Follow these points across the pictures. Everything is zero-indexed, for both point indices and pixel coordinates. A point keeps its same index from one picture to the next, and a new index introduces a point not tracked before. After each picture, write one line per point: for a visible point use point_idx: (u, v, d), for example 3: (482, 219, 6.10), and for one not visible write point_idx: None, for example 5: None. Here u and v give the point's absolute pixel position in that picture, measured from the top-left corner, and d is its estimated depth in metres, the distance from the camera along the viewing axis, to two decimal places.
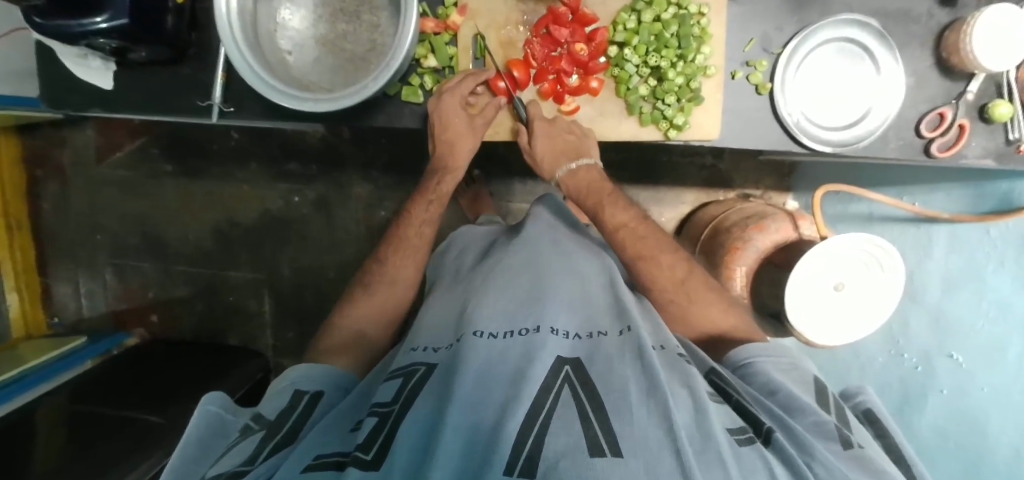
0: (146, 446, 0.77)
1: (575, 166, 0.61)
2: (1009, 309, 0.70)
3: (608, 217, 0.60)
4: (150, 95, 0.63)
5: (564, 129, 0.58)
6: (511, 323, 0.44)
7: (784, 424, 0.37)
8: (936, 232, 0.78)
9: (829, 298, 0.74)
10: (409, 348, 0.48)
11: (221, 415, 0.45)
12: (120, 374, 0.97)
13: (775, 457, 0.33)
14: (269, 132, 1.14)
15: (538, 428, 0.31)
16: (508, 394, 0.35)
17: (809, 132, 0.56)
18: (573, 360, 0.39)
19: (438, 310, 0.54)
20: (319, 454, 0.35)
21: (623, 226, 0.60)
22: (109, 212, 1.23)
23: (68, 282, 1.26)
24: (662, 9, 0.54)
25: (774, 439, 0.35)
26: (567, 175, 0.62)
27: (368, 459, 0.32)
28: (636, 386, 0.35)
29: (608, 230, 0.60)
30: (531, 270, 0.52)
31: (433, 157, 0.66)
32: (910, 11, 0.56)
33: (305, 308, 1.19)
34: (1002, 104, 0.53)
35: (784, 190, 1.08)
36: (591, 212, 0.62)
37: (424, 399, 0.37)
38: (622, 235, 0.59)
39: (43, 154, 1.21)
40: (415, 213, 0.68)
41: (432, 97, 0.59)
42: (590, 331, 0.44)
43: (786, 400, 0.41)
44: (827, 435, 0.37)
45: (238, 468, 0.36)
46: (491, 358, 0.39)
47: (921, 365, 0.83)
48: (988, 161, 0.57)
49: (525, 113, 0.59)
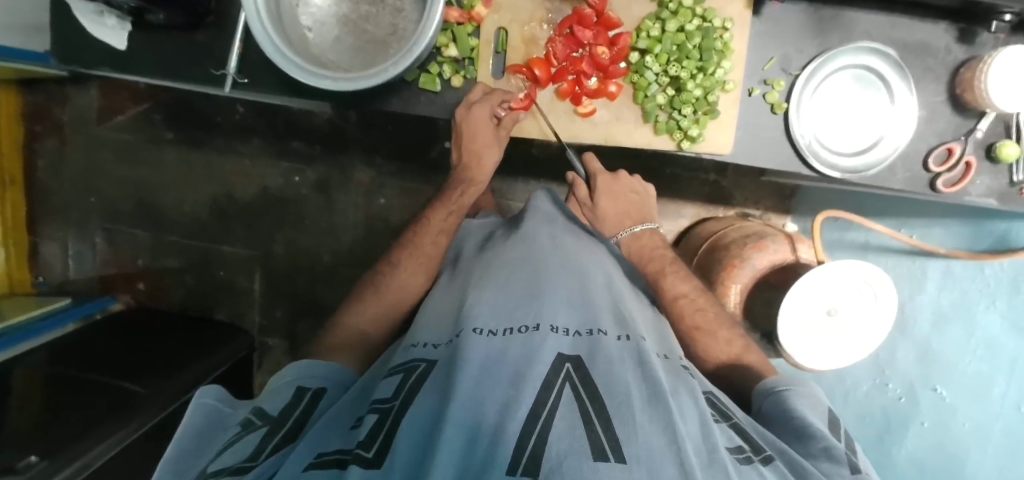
0: (121, 414, 0.75)
1: (637, 230, 0.68)
2: (995, 349, 0.75)
3: (669, 287, 0.62)
4: (163, 59, 0.63)
5: (629, 189, 0.70)
6: (510, 322, 0.43)
7: (781, 450, 0.38)
8: (930, 267, 0.80)
9: (821, 322, 0.75)
10: (410, 344, 0.47)
11: (218, 408, 0.46)
12: (102, 342, 0.95)
13: (771, 474, 0.34)
14: (275, 109, 1.13)
15: (539, 431, 0.31)
16: (508, 394, 0.34)
17: (820, 155, 0.57)
18: (574, 358, 0.38)
19: (440, 306, 0.53)
20: (320, 452, 0.35)
21: (682, 297, 0.61)
22: (106, 175, 1.21)
23: (58, 242, 1.23)
24: (687, 20, 0.54)
25: (773, 463, 0.35)
26: (630, 238, 0.68)
27: (369, 457, 0.32)
28: (638, 394, 0.35)
29: (666, 300, 0.61)
30: (530, 266, 0.52)
31: (456, 168, 0.68)
32: (929, 44, 0.57)
33: (296, 289, 1.19)
34: (1009, 145, 0.55)
35: (783, 213, 1.10)
36: (652, 278, 0.63)
37: (425, 396, 0.37)
38: (680, 306, 0.60)
39: (41, 110, 1.19)
40: (436, 216, 0.68)
41: (458, 110, 0.58)
42: (590, 327, 0.43)
43: (798, 426, 0.42)
44: (837, 462, 0.38)
45: (241, 464, 0.37)
46: (490, 355, 0.38)
47: (905, 397, 0.84)
48: (990, 200, 0.58)
49: (586, 168, 0.70)
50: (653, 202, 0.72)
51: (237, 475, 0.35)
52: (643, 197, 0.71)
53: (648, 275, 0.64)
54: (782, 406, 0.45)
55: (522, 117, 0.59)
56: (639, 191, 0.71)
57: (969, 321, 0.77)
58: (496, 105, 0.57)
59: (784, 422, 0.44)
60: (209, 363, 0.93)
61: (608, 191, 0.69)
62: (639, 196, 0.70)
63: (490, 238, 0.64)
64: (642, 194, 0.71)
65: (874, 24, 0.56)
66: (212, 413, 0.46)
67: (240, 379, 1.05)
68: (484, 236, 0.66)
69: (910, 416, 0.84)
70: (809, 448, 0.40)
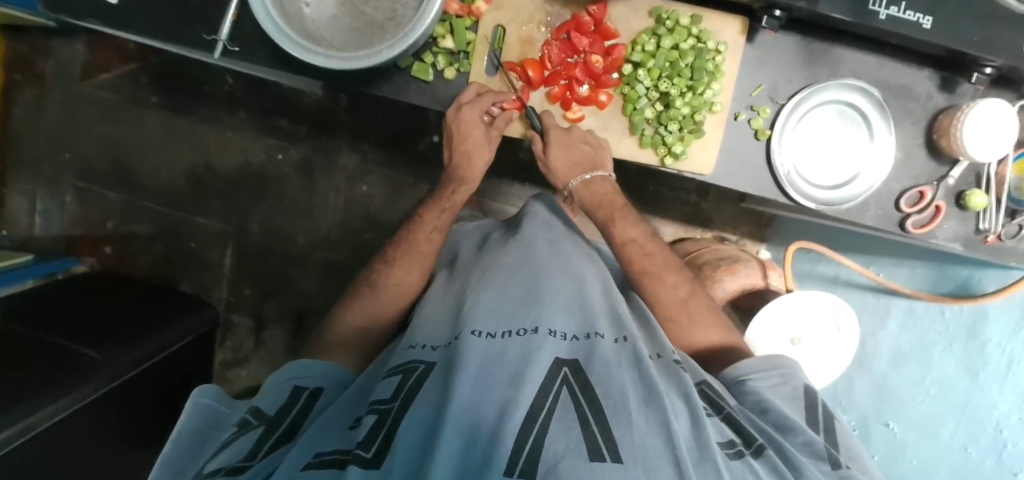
0: (78, 375, 0.73)
1: (589, 177, 0.61)
2: (944, 392, 0.75)
3: (618, 231, 0.61)
4: (154, 17, 0.61)
5: (580, 140, 0.58)
6: (508, 324, 0.43)
7: (773, 440, 0.39)
8: (893, 306, 0.84)
9: (784, 348, 0.78)
10: (409, 345, 0.47)
11: (214, 408, 0.46)
12: (63, 302, 0.92)
13: (762, 467, 0.35)
14: (267, 84, 1.11)
15: (537, 431, 0.30)
16: (507, 394, 0.33)
17: (798, 185, 0.58)
18: (571, 363, 0.38)
19: (438, 307, 0.53)
20: (318, 452, 0.34)
21: (631, 242, 0.61)
22: (84, 132, 1.17)
23: (26, 196, 1.19)
24: (681, 39, 0.55)
25: (765, 454, 0.37)
26: (580, 186, 0.63)
27: (368, 457, 0.31)
28: (634, 395, 0.35)
29: (616, 244, 0.61)
30: (528, 270, 0.51)
31: (448, 168, 0.68)
32: (911, 89, 0.59)
33: (268, 269, 1.17)
34: (978, 194, 0.57)
35: (758, 240, 1.13)
36: (601, 223, 0.63)
37: (425, 397, 0.36)
38: (629, 251, 0.60)
39: (23, 58, 1.14)
40: (429, 214, 0.67)
41: (451, 108, 0.58)
42: (587, 331, 0.43)
43: (777, 418, 0.43)
44: (818, 459, 0.39)
45: (238, 464, 0.36)
46: (489, 357, 0.37)
47: (858, 428, 0.89)
48: (956, 245, 0.60)
49: (538, 123, 0.59)
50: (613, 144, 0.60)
51: (234, 475, 0.34)
52: (599, 144, 0.59)
53: (597, 220, 0.63)
54: (753, 396, 0.46)
55: (516, 116, 0.60)
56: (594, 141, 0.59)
57: (925, 360, 0.77)
58: (491, 102, 0.57)
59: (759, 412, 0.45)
60: (173, 334, 0.92)
61: (560, 144, 0.58)
62: (592, 146, 0.59)
63: (486, 240, 0.65)
64: (598, 140, 0.59)
65: (861, 63, 0.58)
66: (206, 410, 0.45)
67: (201, 353, 1.03)
68: (482, 237, 0.67)
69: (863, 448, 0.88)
70: (790, 442, 0.41)
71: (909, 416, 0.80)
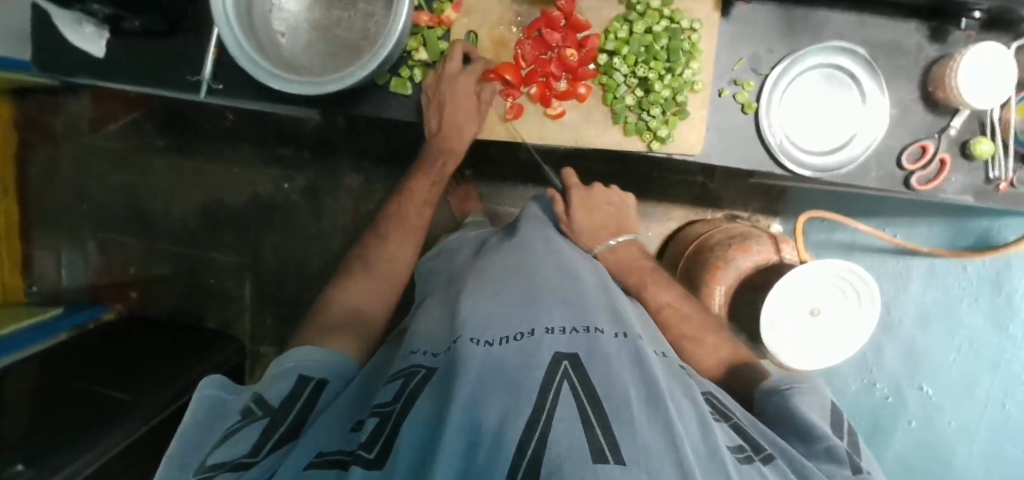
0: (113, 419, 0.75)
1: (615, 242, 0.68)
2: (978, 349, 0.76)
3: (653, 297, 0.63)
4: (140, 65, 0.63)
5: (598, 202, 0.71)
6: (506, 328, 0.41)
7: (783, 451, 0.38)
8: (914, 265, 0.81)
9: (803, 319, 0.74)
10: (409, 351, 0.47)
11: (219, 396, 0.45)
12: (94, 347, 0.96)
13: (772, 473, 0.34)
14: (265, 116, 1.13)
15: (539, 432, 0.29)
16: (506, 397, 0.33)
17: (790, 153, 0.57)
18: (571, 356, 0.37)
19: (434, 314, 0.52)
20: (321, 451, 0.35)
21: (666, 306, 0.62)
22: (99, 183, 1.22)
23: (51, 251, 1.24)
24: (654, 22, 0.55)
25: (773, 461, 0.36)
26: (607, 251, 0.67)
27: (370, 458, 0.32)
28: (636, 395, 0.34)
29: (651, 309, 0.62)
30: (525, 271, 0.50)
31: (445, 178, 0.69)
32: (900, 43, 0.57)
33: (286, 295, 1.20)
34: (983, 141, 0.55)
35: (771, 214, 1.10)
36: (634, 289, 0.64)
37: (425, 401, 0.35)
38: (665, 314, 0.61)
39: (33, 118, 1.19)
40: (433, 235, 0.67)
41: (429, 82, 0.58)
42: (586, 325, 0.41)
43: (802, 424, 0.41)
44: (839, 463, 0.38)
45: (243, 460, 0.37)
46: (489, 364, 0.36)
47: (892, 396, 0.85)
48: (966, 197, 0.59)
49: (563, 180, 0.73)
50: (626, 212, 0.74)
51: (241, 471, 0.35)
52: (618, 208, 0.73)
53: (630, 286, 0.64)
54: (783, 405, 0.45)
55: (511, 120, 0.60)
56: (612, 203, 0.73)
57: (953, 320, 0.77)
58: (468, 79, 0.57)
59: (784, 422, 0.43)
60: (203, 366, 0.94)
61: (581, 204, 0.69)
62: (612, 207, 0.72)
63: (483, 246, 0.63)
64: (615, 205, 0.73)
65: (844, 24, 0.57)
66: (213, 400, 0.45)
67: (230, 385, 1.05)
68: (478, 244, 0.65)
69: (898, 416, 0.85)
70: (812, 449, 0.40)
71: (943, 376, 0.80)
